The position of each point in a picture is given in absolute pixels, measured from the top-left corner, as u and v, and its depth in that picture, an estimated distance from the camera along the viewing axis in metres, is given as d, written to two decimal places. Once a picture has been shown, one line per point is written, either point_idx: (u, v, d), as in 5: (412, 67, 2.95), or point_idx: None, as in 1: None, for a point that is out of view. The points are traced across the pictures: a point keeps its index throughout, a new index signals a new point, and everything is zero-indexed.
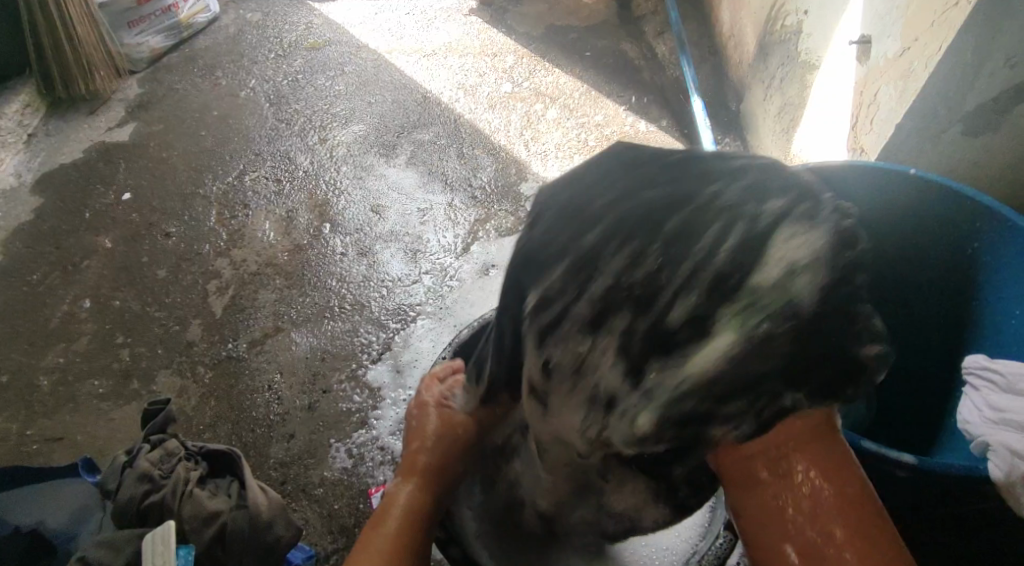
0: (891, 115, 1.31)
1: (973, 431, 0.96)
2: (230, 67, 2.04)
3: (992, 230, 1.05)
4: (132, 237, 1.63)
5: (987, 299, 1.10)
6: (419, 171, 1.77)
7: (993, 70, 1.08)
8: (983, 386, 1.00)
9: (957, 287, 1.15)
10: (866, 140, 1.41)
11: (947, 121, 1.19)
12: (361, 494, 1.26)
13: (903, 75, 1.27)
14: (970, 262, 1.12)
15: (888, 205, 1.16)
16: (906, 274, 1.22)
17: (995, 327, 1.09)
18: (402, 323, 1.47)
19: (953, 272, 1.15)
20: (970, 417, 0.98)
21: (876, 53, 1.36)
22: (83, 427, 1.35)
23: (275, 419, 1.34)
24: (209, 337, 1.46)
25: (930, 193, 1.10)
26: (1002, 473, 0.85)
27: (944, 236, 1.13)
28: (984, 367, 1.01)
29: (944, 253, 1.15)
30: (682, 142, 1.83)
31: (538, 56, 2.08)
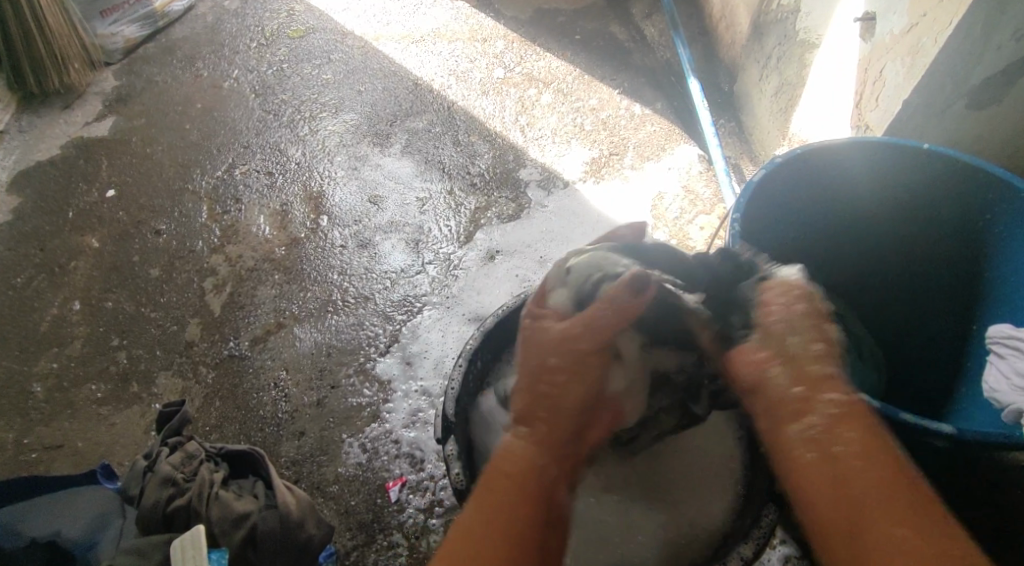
0: (897, 92, 1.17)
1: (1005, 400, 0.90)
2: (211, 57, 1.96)
3: (1007, 204, 0.96)
4: (120, 235, 1.56)
5: (996, 273, 1.00)
6: (415, 159, 1.71)
7: (1001, 45, 1.01)
8: (1009, 355, 0.93)
9: (961, 264, 1.06)
10: (871, 117, 1.26)
11: (955, 94, 1.09)
12: (378, 489, 1.22)
13: (911, 52, 1.14)
14: (982, 240, 1.01)
15: (894, 186, 1.05)
16: (910, 255, 1.12)
17: (1005, 302, 0.99)
18: (408, 315, 1.43)
19: (963, 252, 1.05)
20: (998, 386, 0.92)
21: (881, 30, 1.21)
22: (83, 433, 1.29)
23: (284, 418, 1.30)
24: (209, 335, 1.40)
25: (942, 167, 1.00)
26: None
27: (955, 211, 1.03)
28: (1011, 337, 0.94)
29: (945, 228, 1.05)
30: (680, 124, 1.76)
31: (528, 40, 2.00)
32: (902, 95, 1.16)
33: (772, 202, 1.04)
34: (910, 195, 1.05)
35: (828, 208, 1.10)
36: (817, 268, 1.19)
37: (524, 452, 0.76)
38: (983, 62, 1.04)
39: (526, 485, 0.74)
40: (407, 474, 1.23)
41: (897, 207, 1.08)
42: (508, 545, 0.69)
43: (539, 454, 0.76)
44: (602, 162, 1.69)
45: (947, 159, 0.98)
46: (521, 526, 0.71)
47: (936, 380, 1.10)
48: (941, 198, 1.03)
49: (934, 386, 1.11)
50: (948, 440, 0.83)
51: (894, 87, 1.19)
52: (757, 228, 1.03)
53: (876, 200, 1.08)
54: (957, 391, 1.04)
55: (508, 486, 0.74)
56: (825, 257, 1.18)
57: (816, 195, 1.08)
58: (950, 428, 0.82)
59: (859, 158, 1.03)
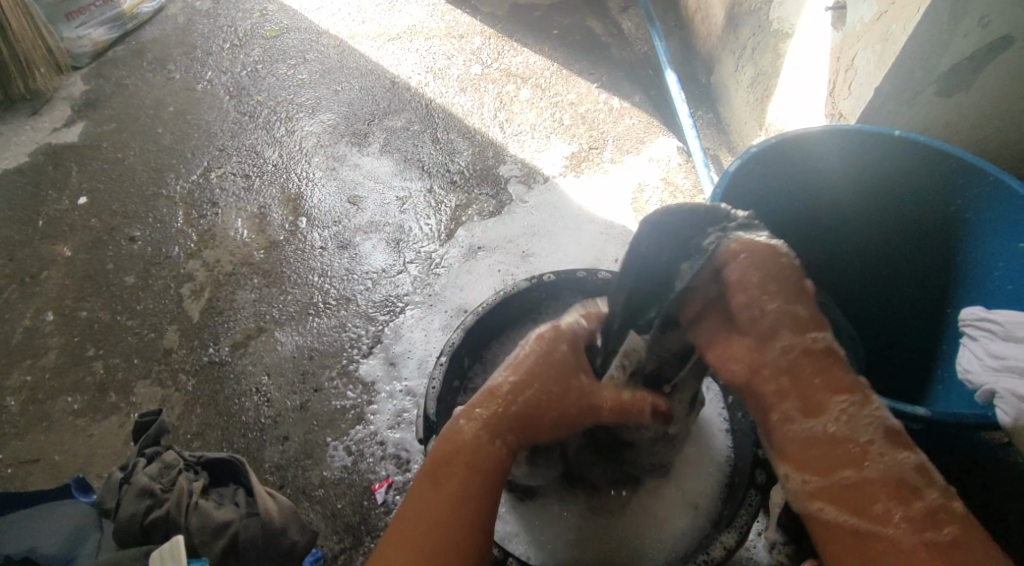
0: (869, 81, 1.14)
1: (976, 380, 0.89)
2: (183, 59, 1.93)
3: (979, 185, 0.96)
4: (92, 243, 1.53)
5: (969, 258, 1.01)
6: (394, 158, 1.69)
7: (966, 33, 1.01)
8: (982, 337, 0.93)
9: (934, 250, 1.06)
10: (844, 105, 1.22)
11: (922, 83, 1.09)
12: (365, 491, 1.21)
13: (880, 39, 1.11)
14: (954, 220, 1.02)
15: (868, 174, 1.05)
16: (883, 239, 1.12)
17: (976, 286, 1.01)
18: (390, 315, 1.41)
19: (934, 233, 1.05)
20: (970, 367, 0.91)
21: (852, 18, 1.18)
22: (60, 446, 1.27)
23: (266, 423, 1.28)
24: (187, 343, 1.38)
25: (915, 154, 1.00)
26: (1011, 418, 0.81)
27: (928, 193, 1.03)
28: (983, 320, 0.94)
29: (921, 214, 1.05)
30: (658, 116, 1.76)
31: (505, 36, 1.99)
32: (873, 83, 1.13)
33: (745, 194, 1.03)
34: (883, 181, 1.05)
35: (800, 198, 1.10)
36: (792, 252, 1.19)
37: (473, 444, 0.79)
38: (950, 50, 1.04)
39: (474, 481, 0.77)
40: (393, 475, 1.22)
41: (870, 192, 1.08)
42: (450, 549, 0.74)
43: (499, 458, 0.79)
44: (582, 157, 1.68)
45: (919, 145, 0.98)
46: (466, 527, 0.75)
47: (911, 361, 1.11)
48: (913, 182, 1.03)
49: (912, 367, 1.11)
50: (923, 423, 0.83)
51: (866, 75, 1.15)
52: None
53: (848, 187, 1.08)
54: (936, 375, 1.04)
55: (452, 480, 0.78)
56: (801, 242, 1.18)
57: (793, 184, 1.07)
58: (925, 411, 0.82)
59: (832, 147, 1.02)
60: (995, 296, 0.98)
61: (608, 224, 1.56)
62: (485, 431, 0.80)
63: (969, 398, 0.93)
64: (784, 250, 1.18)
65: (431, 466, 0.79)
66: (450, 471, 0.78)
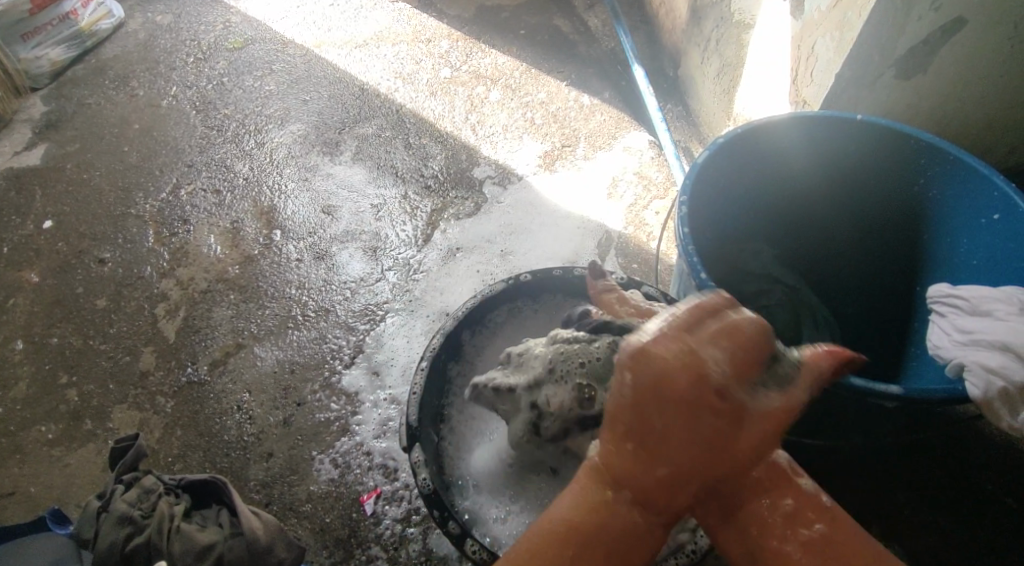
0: (829, 67, 1.11)
1: (945, 355, 0.90)
2: (146, 75, 1.90)
3: (940, 166, 0.97)
4: (61, 268, 1.50)
5: (938, 237, 1.02)
6: (367, 166, 1.68)
7: (919, 18, 1.02)
8: (949, 313, 0.93)
9: (903, 231, 1.07)
10: (807, 92, 1.21)
11: (882, 67, 1.08)
12: (353, 503, 1.19)
13: (836, 27, 1.08)
14: (919, 201, 1.03)
15: (834, 161, 1.05)
16: (852, 222, 1.12)
17: (947, 263, 1.01)
18: (370, 324, 1.40)
19: (901, 215, 1.06)
20: (940, 342, 0.92)
21: (809, 7, 1.16)
22: (36, 478, 1.24)
23: (249, 441, 1.26)
24: (164, 364, 1.35)
25: (877, 138, 0.99)
26: (980, 392, 0.80)
27: (894, 176, 1.03)
28: (950, 295, 0.94)
29: (888, 196, 1.06)
30: (628, 111, 1.76)
31: (473, 38, 1.98)
32: (833, 70, 1.10)
33: (714, 186, 1.02)
34: (848, 166, 1.05)
35: (769, 188, 1.09)
36: (766, 240, 1.17)
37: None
38: (905, 34, 1.04)
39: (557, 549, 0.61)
40: (381, 485, 1.20)
41: (836, 180, 1.08)
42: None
43: None
44: (554, 156, 1.68)
45: (880, 129, 0.98)
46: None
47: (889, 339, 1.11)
48: (877, 165, 1.03)
49: (890, 345, 1.11)
50: (897, 401, 0.81)
51: (826, 63, 1.12)
52: (699, 215, 1.02)
53: (816, 175, 1.08)
54: (912, 352, 1.04)
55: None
56: (773, 231, 1.17)
57: (763, 175, 1.07)
58: (898, 388, 0.81)
59: (797, 136, 1.01)
60: (963, 270, 0.99)
61: (585, 221, 1.55)
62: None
63: (939, 374, 0.93)
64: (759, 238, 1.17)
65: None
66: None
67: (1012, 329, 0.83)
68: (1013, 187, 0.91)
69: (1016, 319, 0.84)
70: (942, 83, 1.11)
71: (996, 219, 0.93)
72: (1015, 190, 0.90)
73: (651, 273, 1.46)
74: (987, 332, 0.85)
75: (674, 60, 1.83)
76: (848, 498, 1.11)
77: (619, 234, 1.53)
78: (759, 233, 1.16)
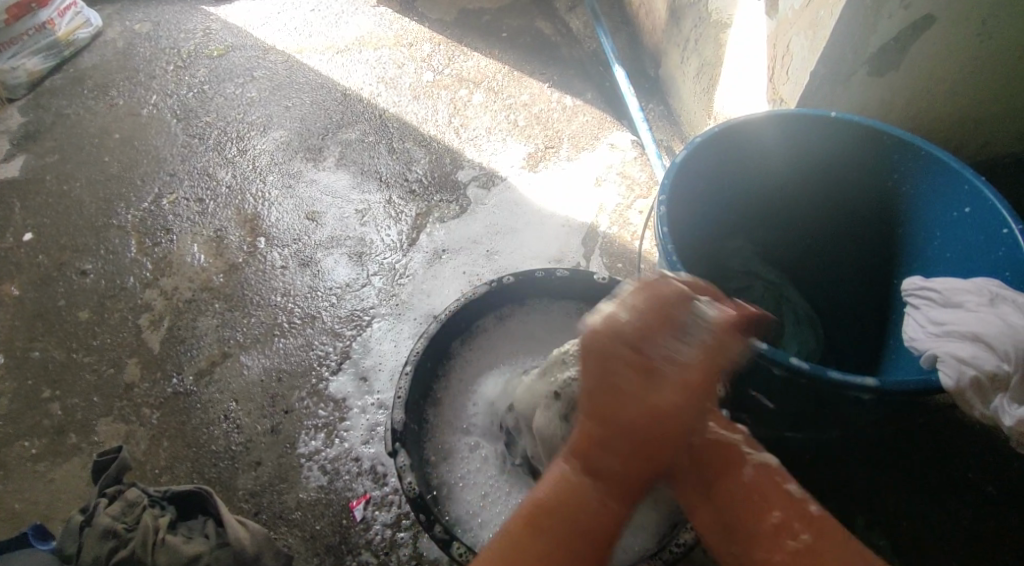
0: (804, 65, 1.12)
1: (919, 347, 0.90)
2: (125, 84, 1.89)
3: (915, 160, 0.98)
4: (42, 280, 1.48)
5: (913, 231, 1.03)
6: (351, 171, 1.67)
7: (890, 16, 1.03)
8: (922, 305, 0.94)
9: (881, 226, 1.07)
10: (784, 90, 1.21)
11: (855, 64, 1.09)
12: (343, 509, 1.18)
13: (811, 25, 1.09)
14: (894, 196, 1.03)
15: (813, 157, 1.05)
16: (833, 218, 1.12)
17: (923, 256, 1.02)
18: (357, 329, 1.39)
19: (877, 209, 1.07)
20: (913, 335, 0.92)
21: (784, 6, 1.17)
22: (20, 494, 1.22)
23: (237, 450, 1.25)
24: (150, 375, 1.34)
25: (854, 132, 1.00)
26: (953, 382, 0.81)
27: (871, 171, 1.03)
28: (923, 288, 0.95)
29: (866, 192, 1.06)
30: (611, 112, 1.77)
31: (455, 41, 1.98)
32: (809, 67, 1.11)
33: (694, 183, 1.03)
34: (824, 161, 1.05)
35: (747, 184, 1.10)
36: (747, 236, 1.18)
37: (567, 487, 0.74)
38: (877, 31, 1.05)
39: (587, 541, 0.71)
40: (371, 491, 1.20)
41: (815, 177, 1.08)
42: (561, 557, 0.70)
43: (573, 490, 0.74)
44: (538, 157, 1.68)
45: (854, 124, 0.99)
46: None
47: (867, 330, 1.12)
48: (853, 160, 1.04)
49: (868, 336, 1.12)
50: (874, 393, 0.81)
51: (801, 61, 1.14)
52: (678, 212, 1.02)
53: (796, 171, 1.08)
54: (889, 343, 1.05)
55: (548, 523, 0.72)
56: (752, 225, 1.17)
57: (743, 172, 1.07)
58: (873, 381, 0.81)
59: (772, 133, 1.02)
60: (939, 263, 1.00)
61: (569, 222, 1.55)
62: (573, 471, 0.75)
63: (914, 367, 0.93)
64: (740, 234, 1.18)
65: (529, 512, 0.74)
66: (569, 517, 0.72)
67: (984, 320, 0.84)
68: (983, 180, 0.92)
69: (986, 310, 0.85)
70: (915, 79, 1.12)
71: (968, 212, 0.94)
72: (985, 183, 0.91)
73: (636, 273, 1.46)
74: (959, 323, 0.86)
75: (654, 60, 1.84)
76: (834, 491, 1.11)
77: (604, 234, 1.53)
78: (739, 229, 1.17)
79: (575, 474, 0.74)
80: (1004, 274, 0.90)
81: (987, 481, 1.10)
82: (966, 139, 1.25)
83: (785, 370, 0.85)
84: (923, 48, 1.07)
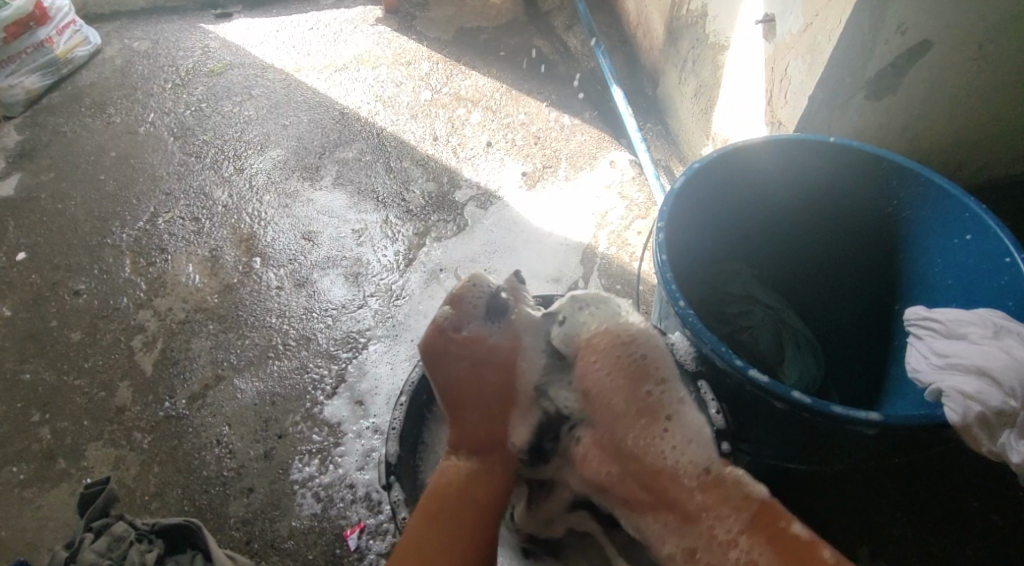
0: (802, 90, 1.11)
1: (924, 379, 0.89)
2: (123, 102, 1.88)
3: (915, 187, 0.97)
4: (35, 301, 1.47)
5: (915, 259, 1.02)
6: (348, 191, 1.66)
7: (887, 42, 1.02)
8: (925, 336, 0.93)
9: (882, 254, 1.06)
10: (782, 113, 1.21)
11: (854, 88, 1.08)
12: (337, 538, 1.16)
13: (809, 50, 1.08)
14: (893, 222, 1.02)
15: (814, 184, 1.05)
16: (833, 244, 1.11)
17: (925, 285, 1.01)
18: (352, 352, 1.38)
19: (876, 235, 1.06)
20: (917, 367, 0.91)
21: (781, 31, 1.17)
22: (7, 521, 1.20)
23: (229, 476, 1.23)
24: (141, 399, 1.32)
25: (854, 159, 0.99)
26: (958, 417, 0.79)
27: (871, 199, 1.03)
28: (925, 318, 0.94)
29: (867, 219, 1.05)
30: (608, 131, 1.76)
31: (453, 60, 1.98)
32: (806, 91, 1.10)
33: (692, 209, 1.02)
34: (824, 187, 1.05)
35: (745, 209, 1.08)
36: (746, 259, 1.17)
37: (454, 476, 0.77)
38: (875, 57, 1.04)
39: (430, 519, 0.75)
40: (365, 519, 1.18)
41: (817, 203, 1.07)
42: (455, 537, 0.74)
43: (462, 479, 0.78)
44: (536, 177, 1.67)
45: (852, 150, 0.98)
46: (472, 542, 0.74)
47: (869, 354, 1.11)
48: (854, 188, 1.03)
49: (869, 363, 1.11)
50: (877, 428, 0.80)
51: (799, 85, 1.13)
52: (677, 239, 1.01)
53: (797, 197, 1.07)
54: (890, 371, 1.04)
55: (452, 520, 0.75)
56: (750, 249, 1.15)
57: (743, 198, 1.06)
58: (877, 416, 0.80)
59: (772, 159, 1.01)
60: (940, 292, 0.99)
61: (567, 242, 1.54)
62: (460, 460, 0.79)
63: (918, 399, 0.92)
64: (738, 258, 1.17)
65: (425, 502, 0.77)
66: (451, 514, 0.75)
67: (987, 353, 0.83)
68: (984, 208, 0.91)
69: (989, 343, 0.84)
70: (914, 103, 1.12)
71: (969, 240, 0.93)
72: (987, 210, 0.91)
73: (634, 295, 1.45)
74: (963, 355, 0.85)
75: (651, 79, 1.84)
76: (834, 522, 1.09)
77: (602, 254, 1.51)
78: (740, 254, 1.16)
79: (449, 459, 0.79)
80: (1007, 304, 0.89)
81: (992, 511, 1.09)
82: (964, 161, 1.24)
83: (788, 404, 0.83)
84: (922, 73, 1.07)
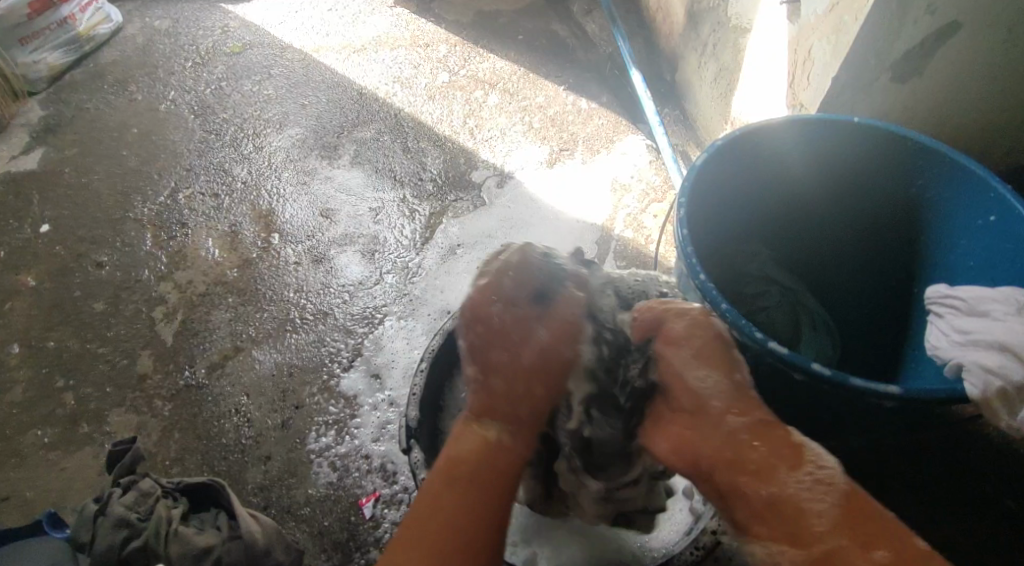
0: (826, 71, 1.12)
1: (944, 355, 0.90)
2: (145, 79, 1.90)
3: (938, 168, 0.97)
4: (59, 271, 1.49)
5: (937, 240, 1.02)
6: (366, 170, 1.68)
7: (914, 22, 1.02)
8: (946, 313, 0.93)
9: (901, 234, 1.07)
10: (804, 96, 1.21)
11: (878, 70, 1.08)
12: (352, 506, 1.18)
13: (833, 30, 1.09)
14: (914, 202, 1.03)
15: (833, 164, 1.05)
16: (851, 225, 1.11)
17: (945, 265, 1.01)
18: (369, 327, 1.39)
19: (895, 217, 1.06)
20: (938, 344, 0.91)
21: (806, 11, 1.17)
22: (32, 481, 1.23)
23: (247, 444, 1.25)
24: (163, 367, 1.35)
25: (876, 139, 0.99)
26: (978, 391, 0.81)
27: (893, 179, 1.03)
28: (948, 296, 0.94)
29: (887, 200, 1.05)
30: (625, 115, 1.76)
31: (471, 43, 1.98)
32: (830, 73, 1.11)
33: (711, 189, 1.02)
34: (844, 167, 1.05)
35: (764, 189, 1.09)
36: (763, 241, 1.17)
37: (482, 445, 0.82)
38: (901, 37, 1.04)
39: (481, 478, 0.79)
40: (380, 489, 1.20)
41: (835, 184, 1.07)
42: (474, 495, 0.78)
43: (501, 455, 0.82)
44: (554, 159, 1.68)
45: (871, 130, 0.98)
46: (495, 491, 0.79)
47: (888, 332, 1.11)
48: (875, 167, 1.03)
49: (886, 342, 1.11)
50: (896, 401, 0.80)
51: (823, 66, 1.14)
52: (697, 219, 1.01)
53: (815, 178, 1.07)
54: (908, 350, 1.04)
55: (470, 478, 0.79)
56: (768, 228, 1.15)
57: (762, 177, 1.07)
58: (896, 389, 0.80)
59: (792, 138, 1.01)
60: (961, 273, 0.99)
61: (580, 224, 1.54)
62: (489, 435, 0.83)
63: (938, 376, 0.93)
64: (757, 240, 1.17)
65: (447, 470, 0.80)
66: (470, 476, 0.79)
67: (1010, 329, 0.83)
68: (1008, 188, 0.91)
69: (1012, 319, 0.84)
70: (938, 86, 1.11)
71: (993, 221, 0.93)
72: (1010, 190, 0.90)
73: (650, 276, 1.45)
74: (985, 332, 0.85)
75: (670, 64, 1.83)
76: None
77: (617, 237, 1.52)
78: (757, 234, 1.16)
79: (473, 433, 0.83)
80: None
81: (1005, 495, 1.09)
82: (987, 149, 1.24)
83: (806, 376, 0.84)
84: (947, 56, 1.07)
